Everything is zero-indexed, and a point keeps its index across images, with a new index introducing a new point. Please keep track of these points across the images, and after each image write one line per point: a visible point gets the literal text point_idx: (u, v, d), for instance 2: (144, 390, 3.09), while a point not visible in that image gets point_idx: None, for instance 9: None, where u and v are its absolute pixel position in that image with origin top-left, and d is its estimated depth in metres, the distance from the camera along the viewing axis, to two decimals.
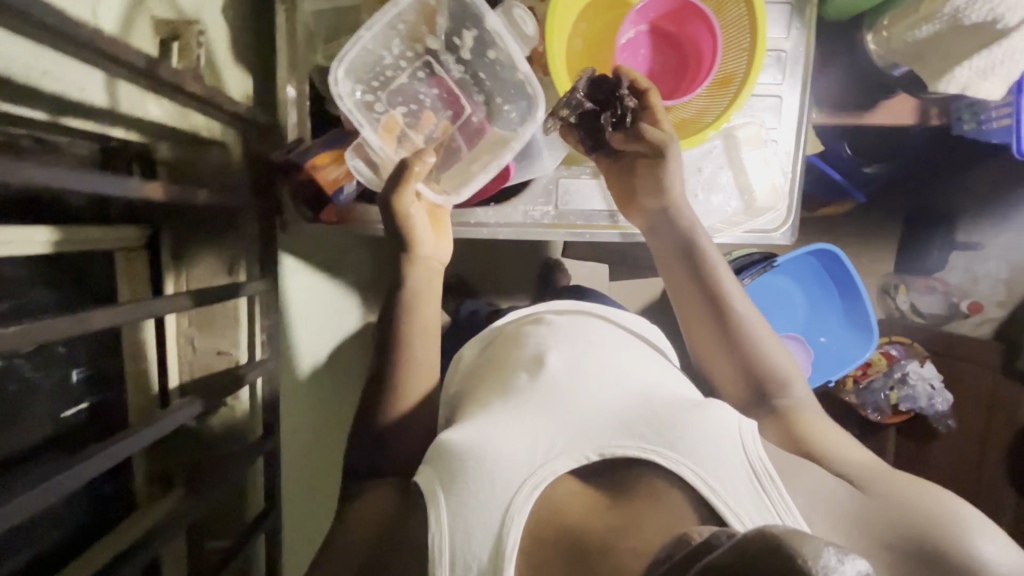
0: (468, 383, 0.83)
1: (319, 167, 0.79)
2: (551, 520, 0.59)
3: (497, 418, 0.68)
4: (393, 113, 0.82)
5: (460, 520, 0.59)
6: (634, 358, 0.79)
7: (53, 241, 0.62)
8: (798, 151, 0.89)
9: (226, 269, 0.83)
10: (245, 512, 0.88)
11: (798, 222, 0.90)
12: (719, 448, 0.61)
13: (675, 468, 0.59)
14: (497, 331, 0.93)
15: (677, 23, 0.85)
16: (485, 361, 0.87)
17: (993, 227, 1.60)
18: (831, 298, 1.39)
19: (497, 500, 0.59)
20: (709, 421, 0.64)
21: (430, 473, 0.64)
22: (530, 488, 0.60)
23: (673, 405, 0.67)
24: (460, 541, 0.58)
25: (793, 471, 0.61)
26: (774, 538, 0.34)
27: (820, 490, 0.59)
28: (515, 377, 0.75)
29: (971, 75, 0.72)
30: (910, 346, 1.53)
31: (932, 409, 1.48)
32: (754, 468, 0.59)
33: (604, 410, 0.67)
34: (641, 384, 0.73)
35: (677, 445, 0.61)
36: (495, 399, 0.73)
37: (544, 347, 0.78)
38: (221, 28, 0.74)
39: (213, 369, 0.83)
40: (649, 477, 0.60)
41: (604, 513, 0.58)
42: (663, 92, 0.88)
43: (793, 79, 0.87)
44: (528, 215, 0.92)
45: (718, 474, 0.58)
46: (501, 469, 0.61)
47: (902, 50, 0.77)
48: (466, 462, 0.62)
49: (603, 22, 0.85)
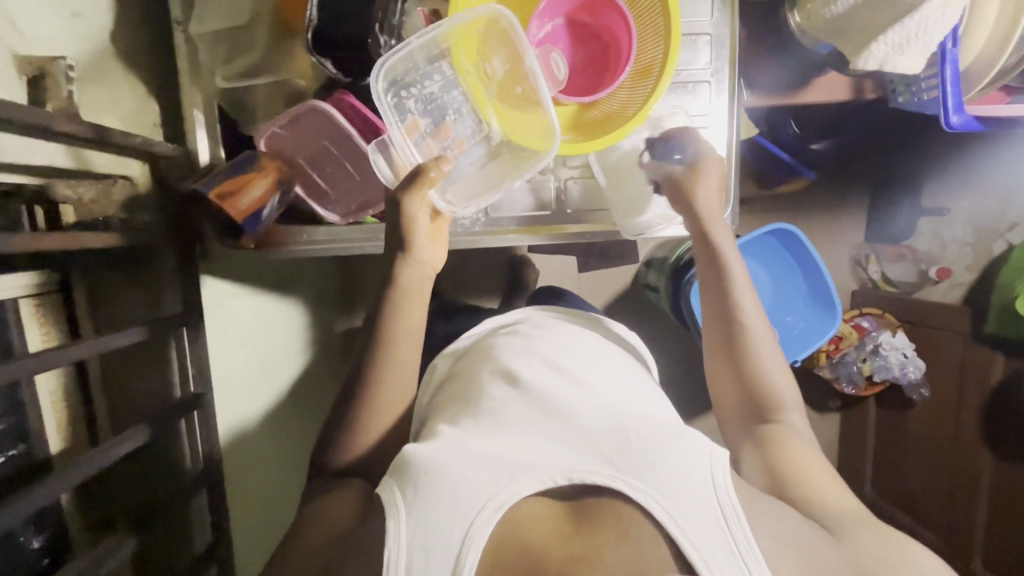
0: (438, 398, 0.83)
1: (230, 196, 0.74)
2: (511, 542, 0.57)
3: (469, 438, 0.67)
4: (416, 119, 0.79)
5: (420, 538, 0.57)
6: (608, 377, 0.77)
7: None
8: (731, 136, 0.86)
9: (150, 304, 0.80)
10: (192, 547, 0.87)
11: (736, 211, 0.89)
12: (688, 475, 0.60)
13: (642, 499, 0.57)
14: (469, 343, 0.92)
15: (593, 14, 0.82)
16: (455, 372, 0.86)
17: (956, 191, 1.59)
18: (793, 276, 1.37)
19: (460, 521, 0.58)
20: (679, 445, 0.63)
21: (392, 486, 0.63)
22: (494, 508, 0.58)
23: (645, 427, 0.66)
24: (418, 561, 0.56)
25: (761, 511, 0.61)
26: None
27: (789, 531, 0.61)
28: (489, 393, 0.74)
29: (888, 50, 0.69)
30: (880, 317, 1.55)
31: (905, 379, 1.52)
32: (721, 503, 0.58)
33: (578, 431, 0.66)
34: (615, 401, 0.72)
35: (646, 473, 0.59)
36: (467, 418, 0.72)
37: (517, 364, 0.78)
38: (108, 58, 0.71)
39: (145, 407, 0.81)
40: (614, 503, 0.58)
41: (564, 540, 0.56)
42: (586, 86, 0.84)
43: (720, 62, 0.85)
44: (456, 223, 0.85)
45: (686, 505, 0.57)
46: (468, 488, 0.60)
47: (823, 28, 0.74)
48: (430, 476, 0.61)
49: (517, 17, 0.81)
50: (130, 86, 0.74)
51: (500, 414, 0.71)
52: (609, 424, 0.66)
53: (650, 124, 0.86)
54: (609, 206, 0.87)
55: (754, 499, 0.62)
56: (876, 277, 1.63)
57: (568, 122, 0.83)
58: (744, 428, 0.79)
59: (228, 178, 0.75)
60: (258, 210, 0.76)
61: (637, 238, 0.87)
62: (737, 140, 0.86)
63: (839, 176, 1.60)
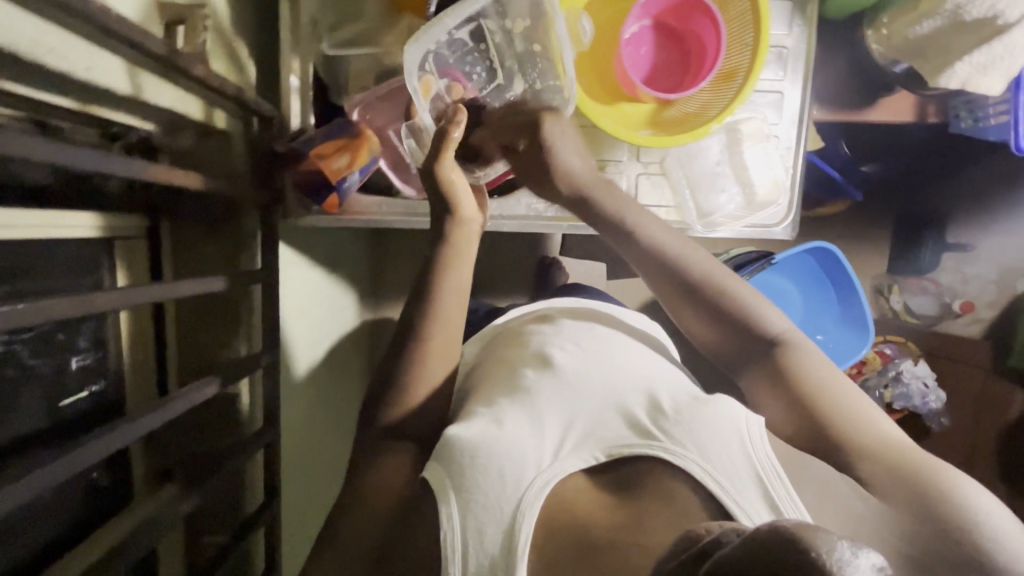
0: (471, 377, 0.79)
1: (325, 158, 0.77)
2: (559, 514, 0.56)
3: (504, 414, 0.64)
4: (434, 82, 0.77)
5: (472, 518, 0.56)
6: (641, 354, 0.74)
7: (92, 226, 0.68)
8: (799, 147, 0.89)
9: (229, 258, 0.82)
10: (244, 507, 0.86)
11: (798, 218, 0.90)
12: (722, 439, 0.58)
13: (681, 463, 0.57)
14: (500, 329, 0.89)
15: (680, 18, 0.85)
16: (485, 355, 0.83)
17: (983, 228, 1.54)
18: (827, 296, 1.37)
19: (509, 497, 0.56)
20: (713, 409, 0.61)
21: (438, 469, 0.60)
22: (541, 484, 0.57)
23: (678, 398, 0.64)
24: (473, 543, 0.55)
25: (807, 477, 0.57)
26: (790, 533, 0.34)
27: (840, 501, 0.55)
28: (522, 372, 0.70)
29: (972, 70, 0.74)
30: (903, 345, 1.45)
31: (925, 408, 1.43)
32: (759, 464, 0.56)
33: (613, 403, 0.64)
34: (651, 373, 0.69)
35: (685, 438, 0.58)
36: (500, 394, 0.68)
37: (545, 341, 0.74)
38: (224, 14, 0.73)
39: (211, 361, 0.82)
40: (657, 471, 0.57)
41: (611, 512, 0.56)
42: (667, 86, 0.88)
43: (795, 76, 0.88)
44: (529, 207, 0.92)
45: (728, 469, 0.56)
46: (511, 462, 0.58)
47: (903, 48, 0.79)
48: (476, 458, 0.59)
49: (608, 16, 0.86)
50: (237, 44, 0.76)
51: (524, 392, 0.66)
52: (644, 397, 0.65)
53: (725, 128, 0.88)
54: (679, 203, 0.89)
55: (797, 466, 0.58)
56: (898, 308, 1.53)
57: (647, 118, 0.86)
58: (770, 387, 0.68)
59: (325, 141, 0.78)
60: (349, 175, 0.78)
61: (701, 235, 0.89)
62: (804, 151, 0.89)
63: (871, 203, 1.54)
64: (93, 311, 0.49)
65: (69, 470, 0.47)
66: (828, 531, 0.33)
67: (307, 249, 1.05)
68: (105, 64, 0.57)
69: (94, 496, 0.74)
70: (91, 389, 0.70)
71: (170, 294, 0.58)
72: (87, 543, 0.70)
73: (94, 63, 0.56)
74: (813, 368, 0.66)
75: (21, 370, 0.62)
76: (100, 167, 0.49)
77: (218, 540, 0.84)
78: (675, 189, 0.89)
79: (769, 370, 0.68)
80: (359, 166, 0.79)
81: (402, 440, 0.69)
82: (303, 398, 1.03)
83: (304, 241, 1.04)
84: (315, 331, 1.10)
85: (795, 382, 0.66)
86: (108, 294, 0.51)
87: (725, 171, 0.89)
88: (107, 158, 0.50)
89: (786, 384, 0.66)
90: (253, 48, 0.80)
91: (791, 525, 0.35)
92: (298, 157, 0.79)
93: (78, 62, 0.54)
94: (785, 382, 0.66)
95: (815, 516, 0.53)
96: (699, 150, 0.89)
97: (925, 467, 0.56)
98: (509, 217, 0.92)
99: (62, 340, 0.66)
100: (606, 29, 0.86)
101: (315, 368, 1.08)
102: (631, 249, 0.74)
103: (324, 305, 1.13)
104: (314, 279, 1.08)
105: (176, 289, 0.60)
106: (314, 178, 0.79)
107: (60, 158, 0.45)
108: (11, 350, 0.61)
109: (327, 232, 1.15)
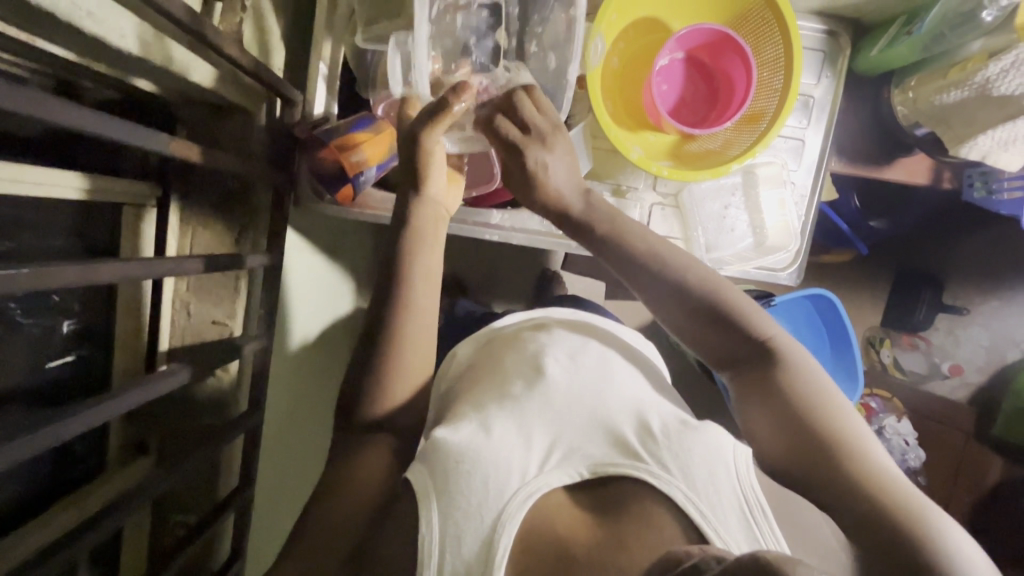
0: (460, 382, 0.77)
1: (346, 149, 0.76)
2: (543, 529, 0.55)
3: (492, 423, 0.63)
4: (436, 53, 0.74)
5: (452, 523, 0.55)
6: (633, 374, 0.71)
7: (88, 188, 0.64)
8: (814, 195, 0.90)
9: (232, 236, 0.79)
10: (218, 488, 0.85)
11: (805, 265, 0.90)
12: (711, 467, 0.56)
13: (666, 489, 0.55)
14: (495, 332, 0.86)
15: (712, 55, 0.86)
16: (478, 359, 0.79)
17: (982, 293, 1.54)
18: (822, 344, 1.35)
19: (489, 507, 0.55)
20: (701, 434, 0.59)
21: (421, 470, 0.60)
22: (523, 497, 0.56)
23: (669, 422, 0.62)
24: (451, 549, 0.54)
25: (782, 500, 0.55)
26: (765, 562, 0.34)
27: (808, 527, 0.54)
28: (513, 383, 0.68)
29: (993, 145, 0.78)
30: (888, 400, 1.45)
31: (903, 465, 1.41)
32: (743, 494, 0.54)
33: (601, 422, 0.62)
34: (643, 395, 0.67)
35: (671, 463, 0.56)
36: (490, 401, 0.67)
37: (540, 350, 0.72)
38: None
39: (204, 338, 0.80)
40: (639, 494, 0.55)
41: (592, 529, 0.54)
42: (692, 119, 0.89)
43: (817, 126, 0.89)
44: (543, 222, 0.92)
45: (713, 498, 0.54)
46: (496, 472, 0.57)
47: (927, 112, 0.82)
48: (461, 464, 0.58)
49: (641, 44, 0.87)
50: (271, 22, 0.76)
51: (514, 403, 0.65)
52: (634, 417, 0.62)
53: (743, 169, 0.89)
54: (692, 236, 0.89)
55: (778, 496, 0.56)
56: (888, 362, 1.53)
57: (667, 150, 0.87)
58: (766, 415, 0.64)
59: (347, 131, 0.77)
60: (368, 168, 0.78)
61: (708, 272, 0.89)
62: (817, 202, 0.90)
63: (875, 255, 1.55)
64: (97, 282, 0.47)
65: (51, 442, 0.46)
66: (806, 563, 0.33)
67: (311, 234, 1.04)
68: (118, 24, 0.52)
69: (66, 460, 0.73)
70: (77, 353, 0.70)
71: (165, 272, 0.55)
72: (59, 504, 0.70)
73: (128, 30, 0.53)
74: (807, 389, 0.63)
75: (11, 327, 0.63)
76: (126, 142, 0.47)
77: (188, 519, 0.85)
78: (687, 224, 0.90)
79: (765, 393, 0.65)
80: (379, 160, 0.79)
81: (392, 432, 0.68)
82: (287, 383, 1.01)
83: (312, 227, 1.03)
84: (311, 315, 1.09)
85: (794, 407, 0.62)
86: (118, 267, 0.49)
87: (743, 212, 0.90)
88: (135, 129, 0.48)
89: (787, 417, 0.62)
90: (285, 33, 0.81)
91: (771, 554, 0.35)
92: (318, 145, 0.77)
93: (113, 29, 0.51)
94: (782, 408, 0.63)
95: (789, 546, 0.52)
96: (716, 188, 0.90)
97: (906, 504, 0.54)
98: (520, 229, 0.92)
99: (54, 301, 0.67)
100: (637, 58, 0.88)
101: (304, 354, 1.06)
102: (623, 261, 0.70)
103: (319, 291, 1.11)
104: (316, 266, 1.07)
105: (173, 269, 0.56)
106: (331, 169, 0.77)
107: (94, 127, 0.44)
108: (4, 306, 0.61)
109: (333, 218, 1.14)
